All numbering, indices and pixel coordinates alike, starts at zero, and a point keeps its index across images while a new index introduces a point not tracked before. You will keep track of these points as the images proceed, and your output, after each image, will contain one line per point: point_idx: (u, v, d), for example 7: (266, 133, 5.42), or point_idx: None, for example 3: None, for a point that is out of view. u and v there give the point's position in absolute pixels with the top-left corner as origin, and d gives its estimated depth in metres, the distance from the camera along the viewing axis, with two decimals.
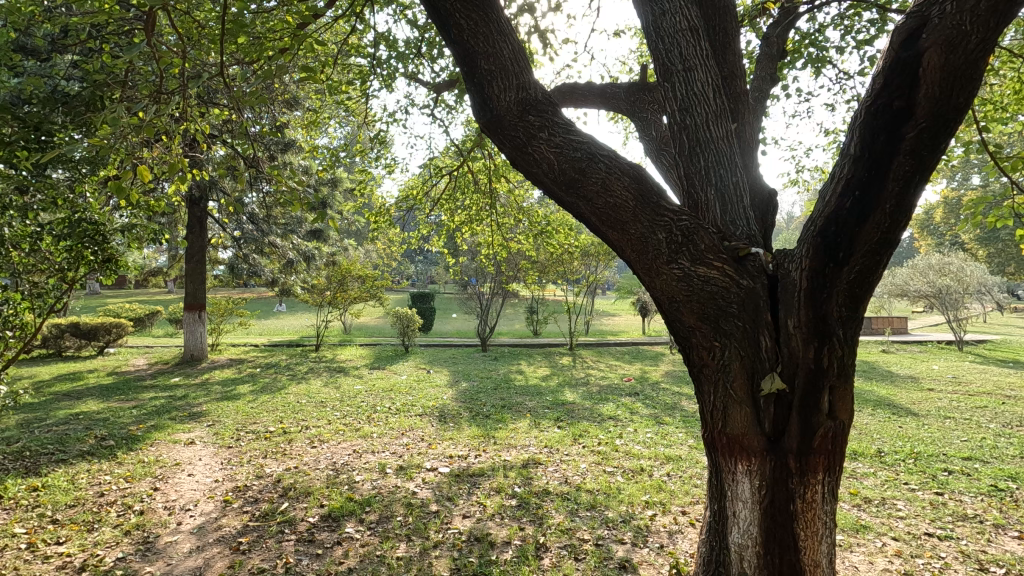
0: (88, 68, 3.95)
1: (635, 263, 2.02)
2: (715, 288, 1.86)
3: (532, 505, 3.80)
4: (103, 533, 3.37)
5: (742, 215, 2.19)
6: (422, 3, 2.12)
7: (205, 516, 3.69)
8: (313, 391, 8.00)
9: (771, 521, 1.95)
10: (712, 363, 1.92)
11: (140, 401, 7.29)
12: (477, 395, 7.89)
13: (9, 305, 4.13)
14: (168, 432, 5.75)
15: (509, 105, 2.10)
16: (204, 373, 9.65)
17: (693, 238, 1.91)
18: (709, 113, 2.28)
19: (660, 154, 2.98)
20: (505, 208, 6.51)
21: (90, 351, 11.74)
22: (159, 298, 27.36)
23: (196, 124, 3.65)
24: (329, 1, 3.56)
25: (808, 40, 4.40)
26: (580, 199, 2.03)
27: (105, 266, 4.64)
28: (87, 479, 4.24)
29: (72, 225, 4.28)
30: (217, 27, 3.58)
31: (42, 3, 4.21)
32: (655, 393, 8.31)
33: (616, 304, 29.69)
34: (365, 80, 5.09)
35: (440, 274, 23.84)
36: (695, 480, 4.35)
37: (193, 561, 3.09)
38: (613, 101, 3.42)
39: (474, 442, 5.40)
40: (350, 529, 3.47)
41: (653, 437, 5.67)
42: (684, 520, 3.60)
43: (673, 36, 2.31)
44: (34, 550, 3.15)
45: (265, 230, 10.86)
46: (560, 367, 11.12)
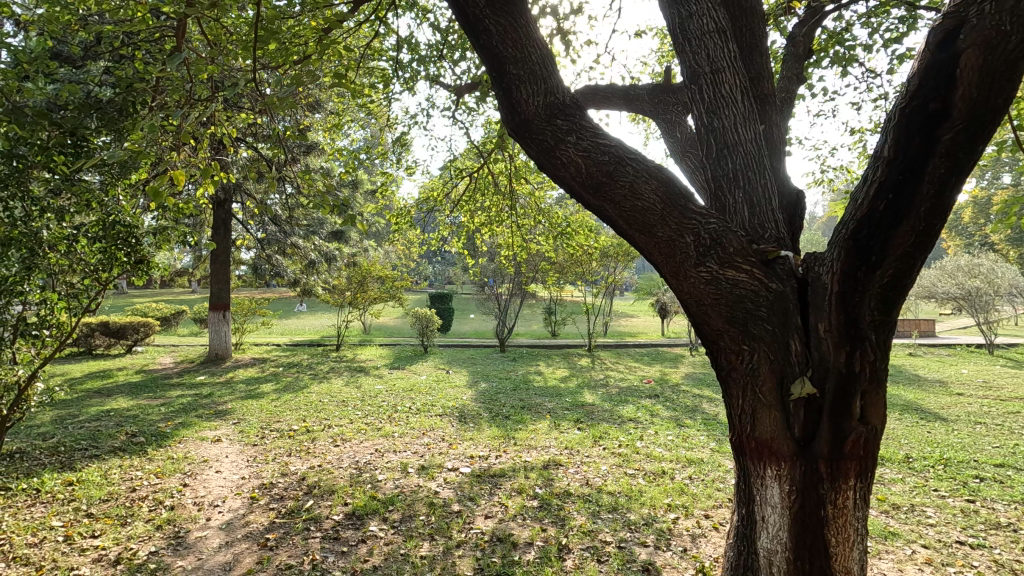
0: (121, 75, 4.08)
1: (662, 265, 2.02)
2: (743, 292, 1.86)
3: (554, 506, 3.82)
4: (136, 527, 3.46)
5: (771, 217, 2.18)
6: (451, 8, 2.15)
7: (233, 513, 3.77)
8: (334, 390, 8.11)
9: (802, 526, 1.93)
10: (741, 367, 1.92)
11: (168, 399, 7.47)
12: (496, 395, 7.93)
13: (45, 305, 4.39)
14: (195, 430, 5.87)
15: (537, 109, 2.11)
16: (228, 371, 9.82)
17: (721, 241, 1.90)
18: (738, 115, 2.27)
19: (685, 156, 2.97)
20: (525, 209, 6.53)
21: (118, 349, 12.01)
22: (183, 297, 27.91)
23: (223, 129, 3.73)
24: (354, 6, 3.61)
25: (834, 39, 4.33)
26: (607, 203, 2.04)
27: (137, 267, 4.76)
28: (119, 475, 4.35)
29: (106, 228, 4.41)
30: (246, 34, 3.66)
31: (78, 12, 4.35)
32: (676, 395, 8.24)
33: (635, 305, 29.52)
34: (388, 84, 5.16)
35: (457, 275, 23.97)
36: (718, 483, 4.32)
37: (223, 556, 3.17)
38: (636, 103, 3.43)
39: (495, 442, 5.43)
40: (374, 527, 3.51)
41: (674, 439, 5.63)
42: (708, 524, 3.57)
43: (699, 38, 2.31)
44: (71, 543, 3.25)
45: (287, 231, 11.03)
46: (579, 368, 11.10)
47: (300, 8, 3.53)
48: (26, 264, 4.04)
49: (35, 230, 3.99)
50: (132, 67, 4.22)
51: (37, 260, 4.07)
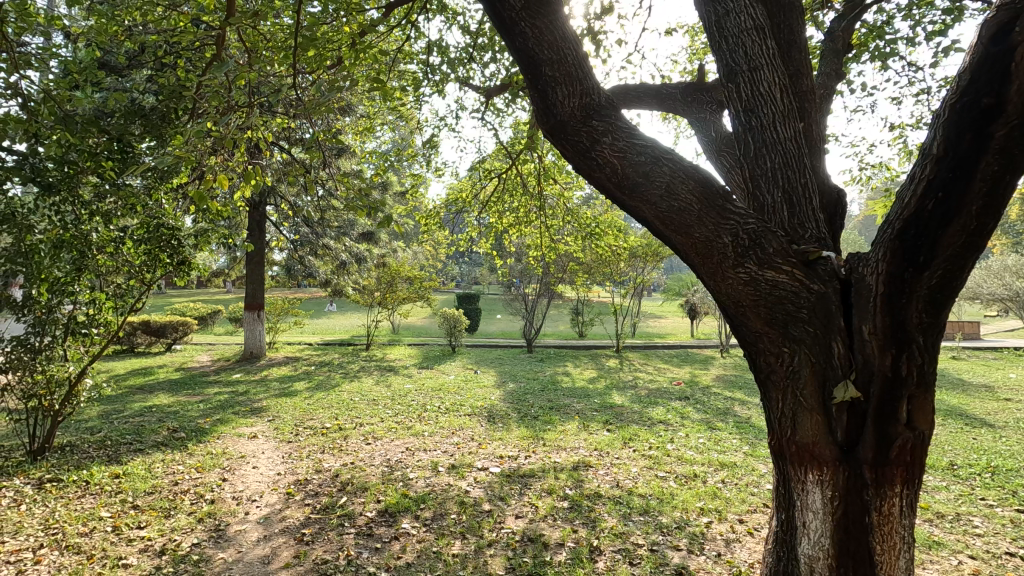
0: (165, 83, 4.25)
1: (699, 266, 2.00)
2: (783, 292, 1.82)
3: (584, 508, 3.81)
4: (179, 520, 3.58)
5: (811, 216, 2.14)
6: (486, 12, 2.18)
7: (270, 507, 3.87)
8: (365, 389, 8.23)
9: (845, 533, 1.88)
10: (781, 370, 1.89)
11: (206, 396, 7.70)
12: (525, 395, 7.96)
13: (94, 304, 4.58)
14: (232, 426, 6.03)
15: (572, 110, 2.12)
16: (263, 369, 10.10)
17: (760, 242, 1.87)
18: (777, 113, 2.22)
19: (719, 155, 2.94)
20: (553, 209, 6.53)
21: (159, 347, 12.44)
22: (219, 298, 28.76)
23: (261, 133, 3.83)
24: (387, 10, 3.68)
25: (874, 33, 4.21)
26: (643, 203, 2.02)
27: (179, 268, 4.93)
28: (162, 469, 4.51)
29: (151, 231, 4.62)
30: (283, 40, 3.76)
31: (124, 23, 4.54)
32: (707, 398, 8.12)
33: (664, 305, 29.23)
34: (419, 87, 5.23)
35: (485, 275, 24.07)
36: (751, 488, 4.23)
37: (262, 549, 3.25)
38: (669, 102, 3.42)
39: (524, 442, 5.44)
40: (406, 525, 3.56)
41: (705, 442, 5.54)
42: (742, 529, 3.51)
43: (737, 35, 2.27)
44: (119, 533, 3.38)
45: (319, 232, 11.25)
46: (607, 370, 11.02)
47: (334, 13, 3.60)
48: (77, 264, 4.27)
49: (86, 233, 4.21)
50: (174, 75, 4.37)
51: (86, 262, 4.28)
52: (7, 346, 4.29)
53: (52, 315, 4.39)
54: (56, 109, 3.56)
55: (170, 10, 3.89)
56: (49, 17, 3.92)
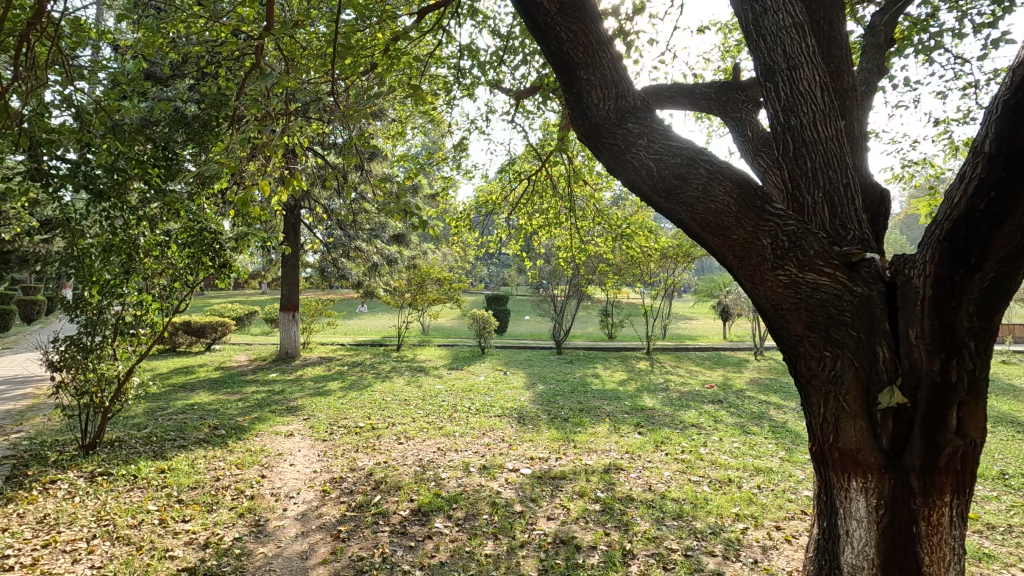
0: (207, 93, 4.41)
1: (737, 268, 1.97)
2: (825, 296, 1.78)
3: (616, 511, 3.78)
4: (221, 514, 3.70)
5: (853, 217, 2.09)
6: (521, 17, 2.20)
7: (307, 504, 3.96)
8: (396, 389, 8.36)
9: (891, 542, 1.83)
10: (822, 374, 1.85)
11: (244, 394, 7.93)
12: (555, 397, 7.96)
13: (141, 306, 4.78)
14: (270, 424, 6.20)
15: (607, 113, 2.13)
16: (298, 369, 10.34)
17: (801, 243, 1.84)
18: (817, 112, 2.16)
19: (756, 155, 2.90)
20: (583, 210, 6.51)
21: (199, 347, 12.88)
22: (256, 299, 29.62)
23: (298, 139, 3.93)
24: (419, 16, 3.73)
25: (918, 27, 4.07)
26: (679, 206, 2.01)
27: (221, 271, 5.03)
28: (204, 464, 4.67)
29: (194, 234, 4.76)
30: (319, 48, 3.85)
31: (169, 36, 4.73)
32: (741, 401, 7.96)
33: (695, 307, 28.82)
34: (450, 91, 5.29)
35: (513, 275, 24.12)
36: (788, 494, 4.14)
37: (300, 545, 3.34)
38: (703, 102, 3.37)
39: (554, 444, 5.44)
40: (439, 524, 3.59)
41: (741, 447, 5.44)
42: (779, 536, 3.43)
43: (775, 32, 2.22)
44: (166, 526, 3.52)
45: (352, 235, 11.45)
46: (638, 372, 10.92)
47: (366, 19, 3.66)
48: (126, 268, 4.49)
49: (133, 237, 4.45)
50: (215, 85, 4.53)
51: (134, 264, 4.49)
52: (62, 346, 4.55)
53: (103, 316, 4.60)
54: (107, 119, 3.72)
55: (212, 22, 4.05)
56: (100, 32, 4.11)
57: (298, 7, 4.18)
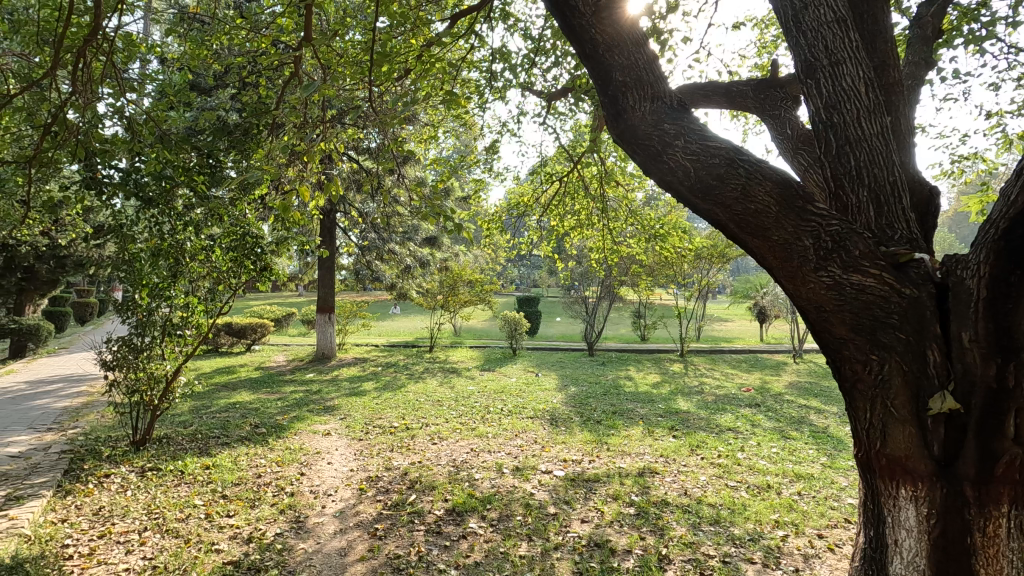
0: (248, 101, 4.57)
1: (778, 270, 1.93)
2: (871, 298, 1.73)
3: (651, 515, 3.74)
4: (263, 510, 3.81)
5: (901, 216, 2.02)
6: (556, 21, 2.22)
7: (345, 502, 4.05)
8: (429, 390, 8.47)
9: (943, 553, 1.76)
10: (868, 379, 1.79)
11: (283, 394, 8.15)
12: (587, 399, 7.92)
13: (188, 308, 4.99)
14: (308, 423, 6.36)
15: (643, 115, 2.13)
16: (334, 369, 10.58)
17: (845, 244, 1.79)
18: (861, 109, 2.10)
19: (796, 153, 2.83)
20: (615, 211, 6.47)
21: (240, 348, 13.31)
22: (293, 301, 30.43)
23: (335, 146, 4.02)
24: (452, 20, 3.77)
25: (968, 16, 3.91)
26: (717, 207, 1.98)
27: (262, 274, 5.26)
28: (247, 461, 4.83)
29: (238, 238, 4.96)
30: (356, 56, 3.94)
31: (214, 48, 4.92)
32: (779, 405, 7.77)
33: (729, 308, 28.27)
34: (481, 95, 5.34)
35: (544, 278, 24.10)
36: (831, 501, 4.01)
37: (338, 542, 3.41)
38: (739, 100, 3.32)
39: (587, 447, 5.41)
40: (474, 524, 3.63)
41: (779, 452, 5.30)
42: (822, 544, 3.34)
43: (816, 28, 2.18)
44: (211, 520, 3.64)
45: (385, 238, 11.63)
46: (671, 374, 10.77)
47: (401, 27, 3.73)
48: (173, 271, 4.70)
49: (180, 242, 4.61)
50: (256, 94, 4.69)
51: (180, 268, 4.69)
52: (115, 346, 4.78)
53: (152, 317, 4.81)
54: (155, 129, 3.90)
55: (254, 34, 4.19)
56: (149, 46, 4.31)
57: (334, 16, 4.29)
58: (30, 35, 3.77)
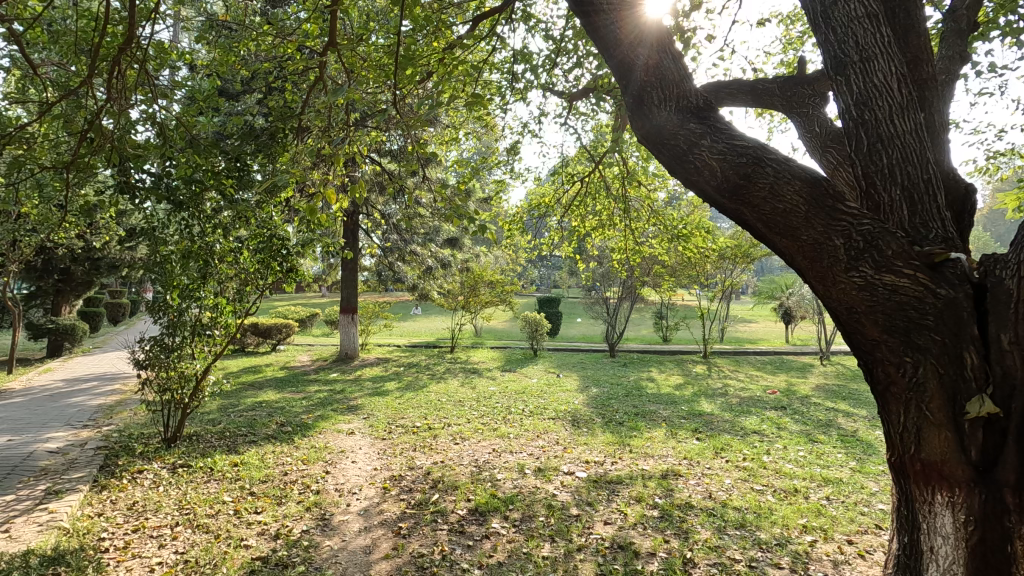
0: (275, 106, 4.66)
1: (807, 270, 1.90)
2: (905, 298, 1.69)
3: (675, 518, 3.71)
4: (290, 507, 3.88)
5: (936, 215, 1.97)
6: (580, 22, 2.21)
7: (369, 500, 4.10)
8: (451, 390, 8.51)
9: (982, 562, 1.71)
10: (902, 382, 1.76)
11: (308, 393, 8.28)
12: (609, 400, 7.87)
13: (217, 309, 5.10)
14: (332, 422, 6.45)
15: (668, 115, 2.12)
16: (357, 369, 10.70)
17: (877, 243, 1.76)
18: (894, 105, 2.06)
19: (825, 152, 2.78)
20: (637, 212, 6.42)
21: (266, 347, 13.56)
22: (316, 302, 30.95)
23: (359, 149, 4.08)
24: (475, 23, 3.80)
25: (1006, 8, 3.79)
26: (745, 206, 1.96)
27: (288, 275, 5.35)
28: (274, 459, 4.91)
29: (265, 241, 5.07)
30: (380, 59, 3.99)
31: (242, 54, 5.03)
32: (806, 408, 7.62)
33: (753, 310, 27.86)
34: (503, 96, 5.35)
35: (564, 279, 24.05)
36: (861, 507, 3.92)
37: (363, 540, 3.46)
38: (765, 98, 3.27)
39: (610, 448, 5.38)
40: (496, 524, 3.64)
41: (807, 456, 5.21)
42: (851, 550, 3.27)
43: (846, 25, 2.15)
44: (240, 516, 3.72)
45: (407, 239, 11.72)
46: (694, 376, 10.64)
47: (424, 30, 3.76)
48: (203, 273, 4.81)
49: (209, 244, 4.72)
50: (282, 98, 4.77)
51: (210, 270, 4.81)
52: (147, 346, 4.91)
53: (182, 318, 4.94)
54: (185, 133, 3.99)
55: (281, 40, 4.27)
56: (181, 54, 4.42)
57: (359, 21, 4.34)
58: (68, 45, 3.90)
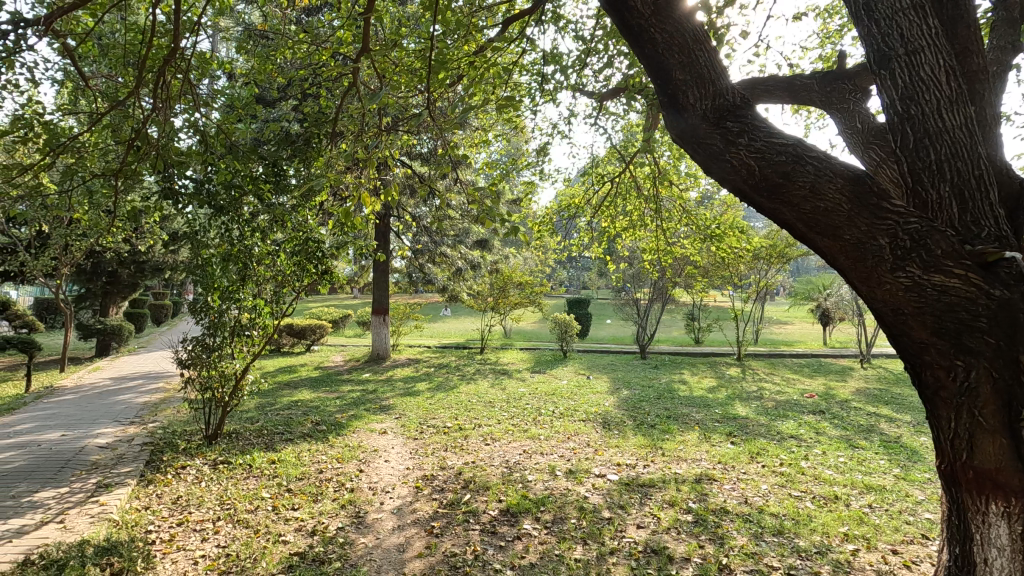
0: (310, 112, 4.77)
1: (850, 271, 1.85)
2: (955, 299, 1.63)
3: (710, 523, 3.64)
4: (325, 505, 3.96)
5: (988, 212, 1.89)
6: (613, 21, 2.20)
7: (402, 499, 4.15)
8: (481, 391, 8.55)
9: None
10: (952, 386, 1.70)
11: (341, 393, 8.43)
12: (640, 402, 7.79)
13: (256, 310, 5.26)
14: (365, 422, 6.55)
15: (704, 113, 2.09)
16: (389, 370, 10.85)
17: (925, 242, 1.69)
18: (942, 99, 1.98)
19: (866, 148, 2.70)
20: (669, 212, 6.34)
21: (300, 348, 13.88)
22: (348, 303, 31.53)
23: (392, 153, 4.14)
24: (505, 25, 3.81)
25: None
26: (784, 205, 1.92)
27: (323, 277, 5.47)
28: (309, 457, 5.02)
29: (301, 244, 5.20)
30: (412, 63, 4.04)
31: (278, 62, 5.16)
32: (846, 413, 7.39)
33: (789, 312, 27.17)
34: (532, 98, 5.35)
35: (593, 280, 23.90)
36: (906, 516, 3.77)
37: (397, 538, 3.50)
38: (803, 94, 3.19)
39: (642, 451, 5.32)
40: (528, 525, 3.64)
41: (847, 462, 5.05)
42: (897, 561, 3.15)
43: (890, 17, 2.08)
44: (278, 512, 3.82)
45: (437, 240, 11.81)
46: (728, 379, 10.44)
47: (455, 34, 3.79)
48: (242, 275, 4.95)
49: (248, 247, 4.86)
50: (317, 104, 4.88)
51: (249, 272, 4.96)
52: (190, 345, 5.09)
53: (223, 319, 5.10)
54: (225, 140, 4.13)
55: (316, 47, 4.36)
56: (221, 63, 4.56)
57: (391, 26, 4.41)
58: (117, 58, 4.08)
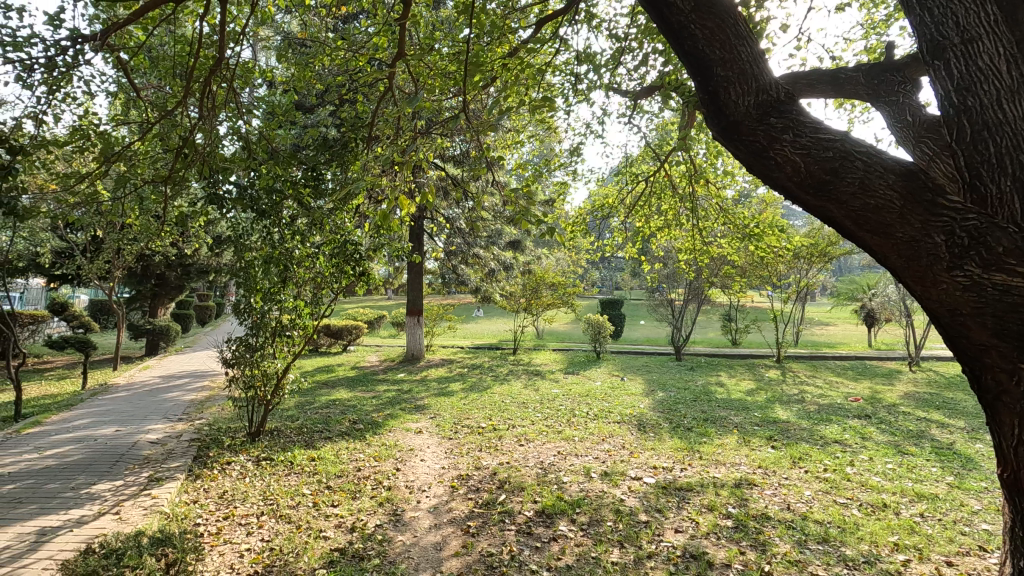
0: (347, 117, 4.87)
1: (903, 270, 1.78)
2: (1019, 299, 1.56)
3: (751, 529, 3.55)
4: (364, 502, 4.04)
5: None
6: (652, 18, 2.17)
7: (438, 498, 4.20)
8: (514, 392, 8.56)
9: None
10: (1016, 390, 1.63)
11: (377, 393, 8.58)
12: (676, 405, 7.66)
13: (296, 311, 5.40)
14: (401, 421, 6.65)
15: (746, 109, 2.04)
16: (423, 370, 10.97)
17: (985, 239, 1.62)
18: (1002, 89, 1.89)
19: (917, 142, 2.59)
20: (706, 211, 6.23)
21: (337, 348, 14.18)
22: (383, 304, 32.05)
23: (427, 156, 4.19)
24: (539, 26, 3.81)
25: None
26: (831, 202, 1.87)
27: (360, 279, 5.59)
28: (347, 455, 5.13)
29: (340, 246, 5.32)
30: (447, 66, 4.08)
31: (316, 68, 5.28)
32: (894, 417, 7.09)
33: (831, 312, 26.27)
34: (565, 98, 5.34)
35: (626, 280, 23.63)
36: (961, 526, 3.60)
37: (434, 536, 3.54)
38: (848, 87, 3.09)
39: (679, 454, 5.23)
40: (563, 527, 3.63)
41: (896, 468, 4.85)
42: (951, 572, 3.01)
43: (945, 4, 1.99)
44: (318, 509, 3.91)
45: (470, 242, 11.88)
46: (767, 381, 10.16)
47: (490, 36, 3.80)
48: (283, 277, 5.10)
49: (289, 250, 5.01)
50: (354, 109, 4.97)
51: (290, 274, 5.10)
52: (235, 345, 5.27)
53: (265, 319, 5.26)
54: (268, 146, 4.25)
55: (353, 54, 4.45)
56: (263, 71, 4.70)
57: (426, 31, 4.46)
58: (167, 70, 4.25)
